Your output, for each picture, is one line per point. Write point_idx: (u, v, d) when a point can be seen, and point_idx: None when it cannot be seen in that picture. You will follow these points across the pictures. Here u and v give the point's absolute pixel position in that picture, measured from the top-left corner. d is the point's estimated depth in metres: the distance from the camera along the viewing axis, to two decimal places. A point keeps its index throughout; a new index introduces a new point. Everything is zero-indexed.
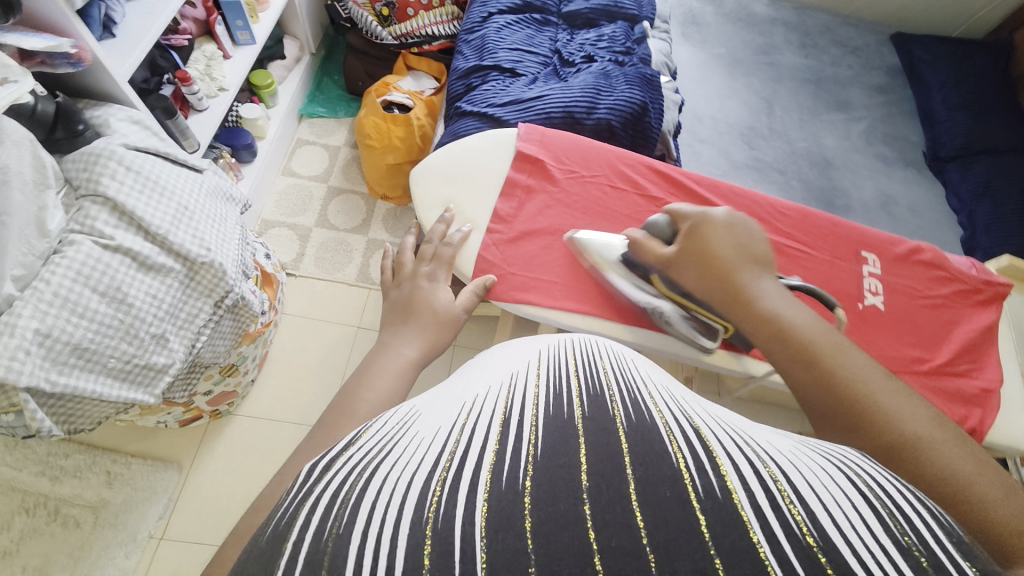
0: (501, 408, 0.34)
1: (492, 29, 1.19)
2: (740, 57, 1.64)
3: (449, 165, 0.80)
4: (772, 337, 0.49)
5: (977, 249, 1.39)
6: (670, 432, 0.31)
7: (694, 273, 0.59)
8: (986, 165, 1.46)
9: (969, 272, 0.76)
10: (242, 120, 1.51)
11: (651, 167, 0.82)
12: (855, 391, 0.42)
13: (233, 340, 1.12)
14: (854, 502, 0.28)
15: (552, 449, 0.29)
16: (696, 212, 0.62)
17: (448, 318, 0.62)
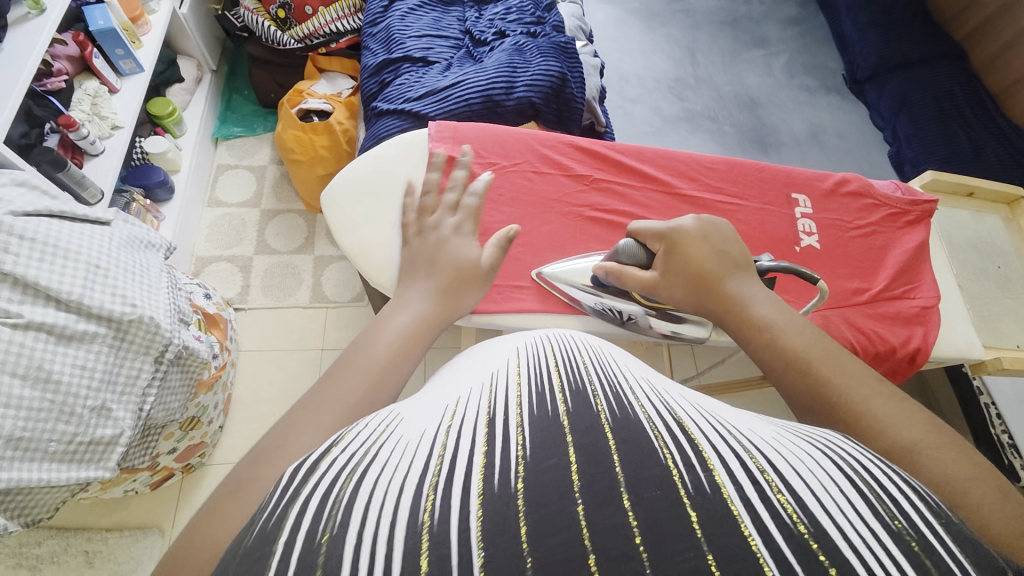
0: (486, 404, 0.29)
1: (395, 18, 1.12)
2: (656, 9, 1.62)
3: (355, 181, 0.72)
4: (758, 346, 0.47)
5: (905, 163, 1.45)
6: (655, 426, 0.26)
7: (680, 286, 0.56)
8: (901, 80, 1.51)
9: (895, 196, 0.81)
10: (150, 156, 1.39)
11: (574, 145, 0.80)
12: (837, 395, 0.39)
13: (187, 393, 1.06)
14: (837, 480, 0.25)
15: (542, 450, 0.24)
16: (665, 229, 0.61)
17: (475, 267, 0.60)
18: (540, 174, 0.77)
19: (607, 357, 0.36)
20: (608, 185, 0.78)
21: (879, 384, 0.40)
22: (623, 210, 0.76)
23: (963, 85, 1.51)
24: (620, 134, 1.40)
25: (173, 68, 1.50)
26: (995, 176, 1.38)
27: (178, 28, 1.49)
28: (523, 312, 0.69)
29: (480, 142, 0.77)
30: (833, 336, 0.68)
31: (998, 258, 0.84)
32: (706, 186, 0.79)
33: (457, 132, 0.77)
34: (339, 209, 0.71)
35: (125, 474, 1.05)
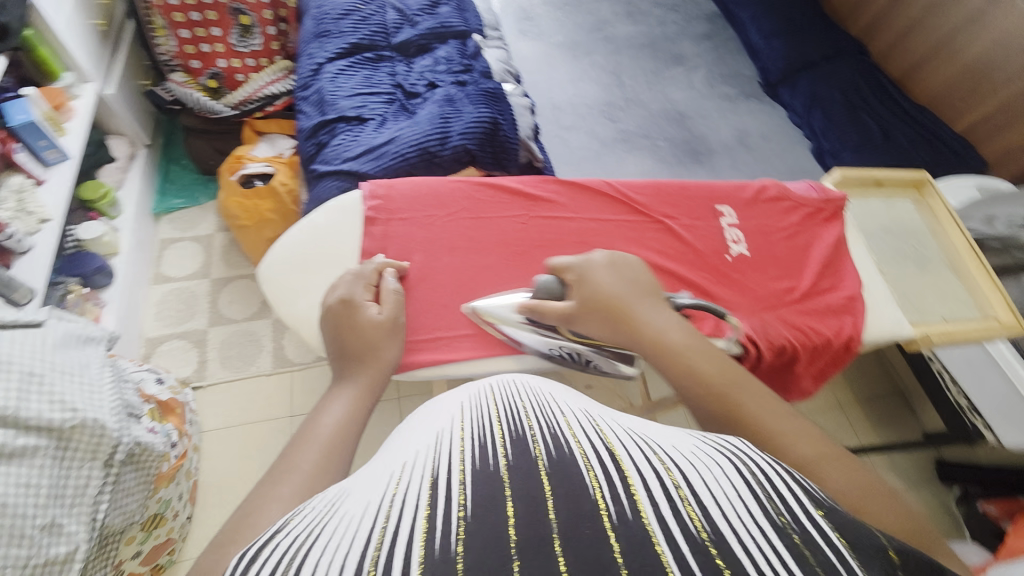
0: (431, 465, 0.34)
1: (326, 79, 1.13)
2: (578, 40, 1.69)
3: (291, 252, 0.71)
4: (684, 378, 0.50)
5: (826, 155, 1.55)
6: (589, 461, 0.33)
7: (605, 331, 0.57)
8: (808, 80, 1.65)
9: (810, 196, 0.83)
10: (85, 243, 1.33)
11: (503, 189, 0.78)
12: (761, 419, 0.44)
13: (145, 490, 0.99)
14: (740, 491, 0.31)
15: (484, 507, 0.29)
16: (578, 262, 0.62)
17: (376, 333, 0.57)
18: (482, 219, 0.75)
19: (541, 395, 0.43)
20: (551, 219, 0.76)
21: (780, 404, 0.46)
22: (573, 241, 0.74)
23: (868, 77, 1.66)
24: (562, 159, 1.43)
25: (103, 149, 1.45)
26: (908, 155, 1.49)
27: (104, 110, 1.44)
28: (474, 360, 0.67)
29: (413, 203, 0.75)
30: (771, 339, 0.68)
31: (913, 238, 0.84)
32: (641, 211, 0.77)
33: (391, 193, 0.75)
34: (279, 285, 0.70)
35: None
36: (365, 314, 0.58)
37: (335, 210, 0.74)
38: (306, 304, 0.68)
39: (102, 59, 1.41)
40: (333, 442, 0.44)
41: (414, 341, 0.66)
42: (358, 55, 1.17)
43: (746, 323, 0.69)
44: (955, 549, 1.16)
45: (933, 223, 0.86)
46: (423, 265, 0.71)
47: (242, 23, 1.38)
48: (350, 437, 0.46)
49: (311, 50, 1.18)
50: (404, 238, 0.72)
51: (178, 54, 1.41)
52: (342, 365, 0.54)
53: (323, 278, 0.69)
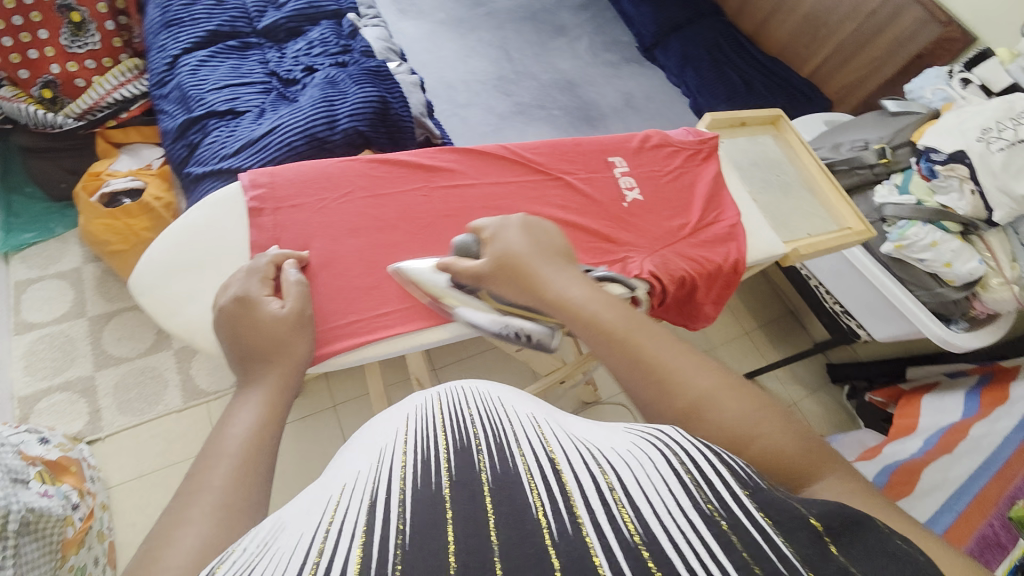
0: (371, 489, 0.31)
1: (186, 73, 1.02)
2: (461, 17, 1.67)
3: (169, 257, 0.63)
4: (587, 328, 0.49)
5: (703, 109, 1.70)
6: (530, 474, 0.32)
7: (512, 287, 0.56)
8: (678, 42, 1.78)
9: (688, 139, 0.90)
10: None
11: (397, 163, 0.75)
12: (661, 363, 0.44)
13: (53, 560, 0.86)
14: (669, 479, 0.31)
15: (423, 535, 0.27)
16: (494, 223, 0.61)
17: (282, 330, 0.54)
18: (382, 197, 0.72)
19: (488, 394, 0.40)
20: (453, 189, 0.75)
21: (680, 344, 0.47)
22: (477, 208, 0.74)
23: (727, 36, 1.83)
24: (463, 138, 1.41)
25: None
26: (768, 102, 1.68)
27: None
28: (393, 337, 0.65)
29: (304, 189, 0.69)
30: (671, 271, 0.74)
31: (777, 168, 0.95)
32: (541, 170, 0.79)
33: (277, 181, 0.69)
34: (163, 295, 0.62)
35: None
36: (265, 310, 0.54)
37: (214, 206, 0.67)
38: (195, 311, 0.62)
39: None
40: (246, 454, 0.41)
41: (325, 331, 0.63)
42: (220, 45, 1.07)
43: (647, 260, 0.73)
44: (855, 437, 1.37)
45: (791, 152, 0.98)
46: (324, 252, 0.67)
47: (72, 20, 1.19)
48: (266, 445, 0.43)
49: (162, 42, 1.05)
50: (299, 227, 0.67)
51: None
52: (248, 367, 0.50)
53: (214, 282, 0.63)
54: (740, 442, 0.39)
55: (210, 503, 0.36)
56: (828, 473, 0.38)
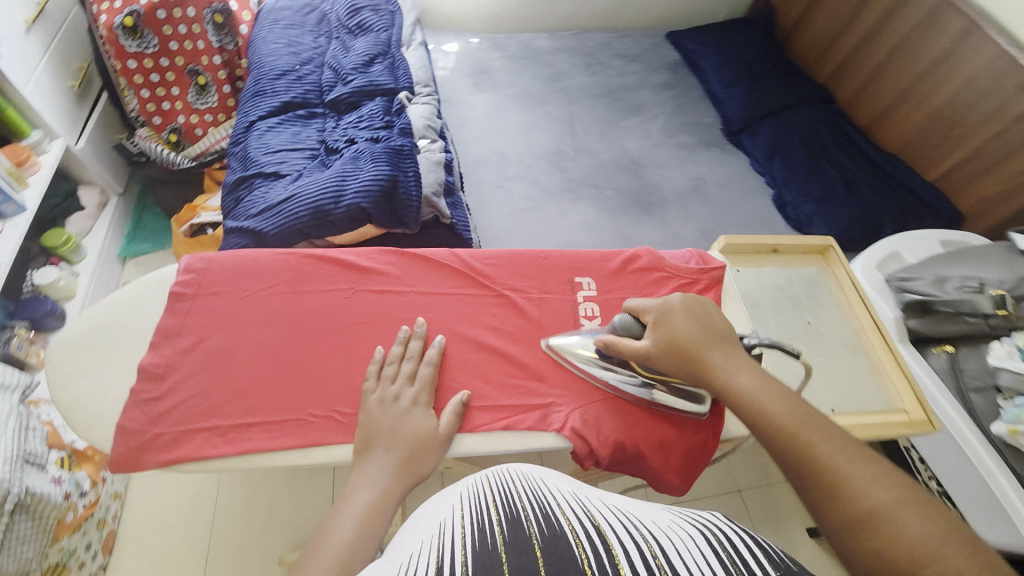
0: (436, 542, 0.37)
1: (254, 136, 1.16)
2: (533, 92, 1.69)
3: (77, 332, 0.59)
4: (756, 419, 0.53)
5: (787, 205, 1.48)
6: (575, 535, 0.35)
7: (680, 366, 0.58)
8: (769, 129, 1.60)
9: (686, 266, 0.73)
10: (41, 288, 1.37)
11: (327, 258, 0.68)
12: (829, 467, 0.47)
13: (43, 539, 0.95)
14: (708, 558, 0.33)
15: (486, 572, 0.32)
16: (654, 304, 0.62)
17: (425, 438, 0.56)
18: (301, 294, 0.64)
19: (537, 484, 0.47)
20: (381, 294, 0.66)
21: (857, 448, 0.49)
22: (397, 319, 0.65)
23: (831, 125, 1.61)
24: (503, 212, 1.38)
25: (70, 200, 1.52)
26: (872, 209, 1.40)
27: (74, 161, 1.51)
28: (248, 456, 0.55)
29: (232, 277, 0.64)
30: (606, 435, 0.61)
31: (807, 313, 0.87)
32: (485, 284, 0.70)
33: (210, 266, 0.64)
34: (62, 368, 0.58)
35: None
36: (425, 419, 0.57)
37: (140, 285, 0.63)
38: (83, 387, 0.57)
39: (76, 116, 1.49)
40: (340, 560, 0.44)
41: (180, 435, 0.55)
42: (290, 113, 1.22)
43: (576, 414, 0.61)
44: None
45: (843, 300, 0.89)
46: (219, 344, 0.60)
47: (198, 82, 1.46)
48: (362, 550, 0.46)
49: (247, 109, 1.23)
50: (208, 316, 0.61)
51: (141, 112, 1.47)
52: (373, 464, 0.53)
53: (110, 359, 0.59)
54: (918, 565, 0.40)
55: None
56: None
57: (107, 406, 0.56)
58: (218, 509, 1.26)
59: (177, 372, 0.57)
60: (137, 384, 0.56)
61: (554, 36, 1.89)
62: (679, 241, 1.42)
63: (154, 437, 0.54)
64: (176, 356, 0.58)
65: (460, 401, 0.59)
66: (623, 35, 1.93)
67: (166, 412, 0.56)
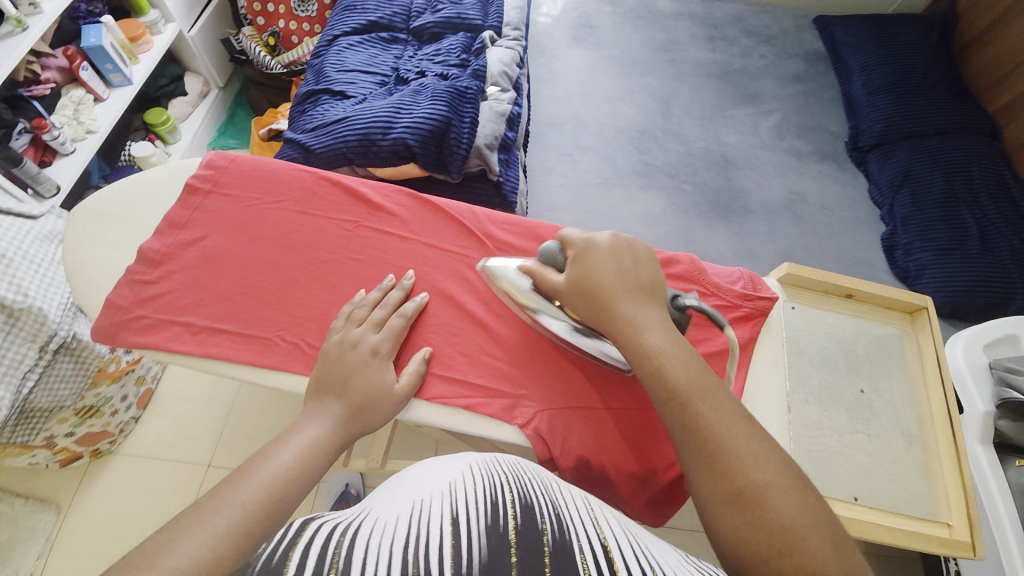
0: (450, 502, 0.36)
1: (333, 52, 1.15)
2: (637, 58, 1.53)
3: (101, 202, 0.62)
4: (652, 377, 0.47)
5: (898, 247, 1.24)
6: (582, 547, 0.34)
7: (587, 311, 0.52)
8: (908, 152, 1.33)
9: (728, 287, 0.60)
10: (135, 159, 1.49)
11: (339, 184, 0.65)
12: (719, 441, 0.43)
13: (81, 382, 1.09)
14: None
15: (495, 562, 0.31)
16: (582, 237, 0.54)
17: (379, 393, 0.53)
18: (307, 216, 0.63)
19: (548, 475, 0.46)
20: (384, 236, 0.63)
21: (746, 419, 0.45)
22: (391, 266, 0.62)
23: (990, 165, 1.31)
24: (562, 183, 1.29)
25: (176, 83, 1.63)
26: (1004, 277, 1.16)
27: (185, 47, 1.61)
28: (212, 360, 0.55)
29: (246, 182, 0.64)
30: (568, 445, 0.54)
31: (866, 381, 0.77)
32: (492, 251, 0.64)
33: (230, 166, 0.64)
34: (80, 232, 0.61)
35: (15, 447, 1.09)
36: (387, 375, 0.54)
37: (167, 171, 0.65)
38: (90, 254, 0.60)
39: (193, 5, 1.59)
40: (275, 490, 0.45)
41: (159, 322, 0.56)
42: (373, 34, 1.19)
43: (544, 416, 0.55)
44: None
45: (918, 376, 0.78)
46: (216, 245, 0.60)
47: None
48: (302, 482, 0.47)
49: (334, 22, 1.21)
50: (214, 215, 0.61)
51: (249, 10, 1.54)
52: (322, 402, 0.52)
53: (123, 234, 0.61)
54: (787, 548, 0.39)
55: (228, 523, 0.41)
56: None
57: (104, 277, 0.59)
58: (238, 398, 1.38)
59: (171, 263, 0.58)
60: (136, 265, 0.58)
61: None
62: (751, 258, 1.25)
63: (134, 317, 0.55)
64: (176, 247, 0.59)
65: (423, 359, 0.56)
66: (762, 10, 1.66)
67: (154, 297, 0.57)
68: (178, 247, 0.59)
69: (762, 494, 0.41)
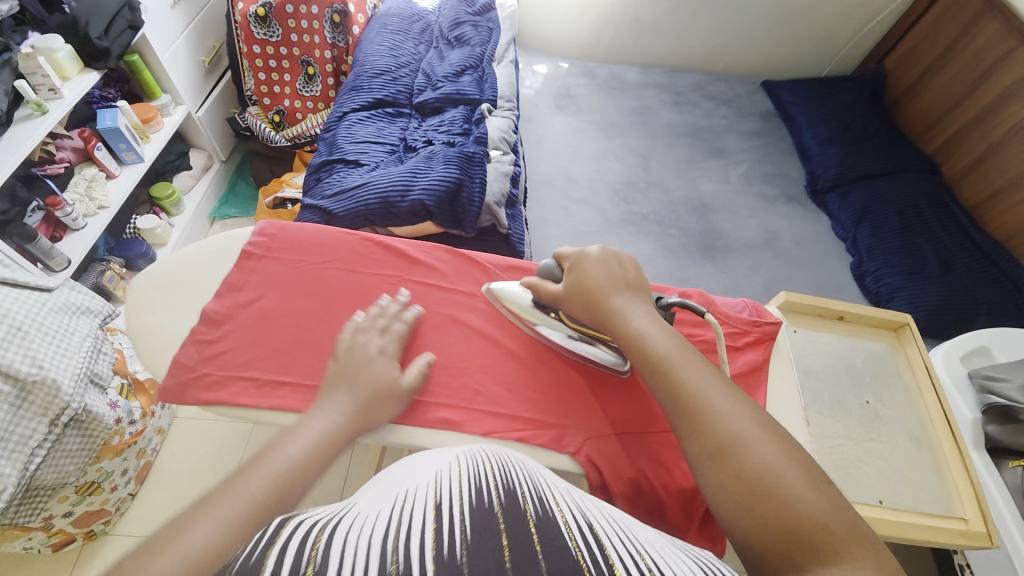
0: (438, 491, 0.40)
1: (344, 126, 1.26)
2: (614, 121, 1.70)
3: (157, 272, 0.66)
4: (639, 356, 0.58)
5: (867, 275, 1.36)
6: (563, 525, 0.38)
7: (586, 310, 0.63)
8: (861, 192, 1.49)
9: (736, 315, 0.68)
10: (140, 232, 1.54)
11: (380, 243, 0.72)
12: (698, 402, 0.53)
13: (87, 457, 1.07)
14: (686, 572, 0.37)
15: (480, 533, 0.35)
16: (574, 252, 0.67)
17: (386, 388, 0.57)
18: (354, 273, 0.69)
19: (527, 471, 0.49)
20: (427, 288, 0.70)
21: (723, 384, 0.55)
22: (436, 314, 0.68)
23: (934, 200, 1.48)
24: (560, 233, 1.39)
25: (182, 158, 1.70)
26: (966, 295, 1.28)
27: (192, 126, 1.70)
28: (276, 413, 0.58)
29: (295, 245, 0.70)
30: (620, 468, 0.59)
31: (870, 394, 0.83)
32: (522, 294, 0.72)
33: (279, 233, 0.71)
34: (141, 298, 0.65)
35: (10, 531, 1.04)
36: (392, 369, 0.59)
37: (219, 241, 0.71)
38: (150, 319, 0.63)
39: (201, 88, 1.69)
40: (282, 478, 0.46)
41: (222, 378, 0.59)
42: (380, 110, 1.30)
43: (595, 443, 0.60)
44: None
45: (914, 386, 0.85)
46: (273, 304, 0.65)
47: (307, 72, 1.59)
48: (310, 473, 0.49)
49: (343, 100, 1.33)
50: (268, 276, 0.67)
51: (255, 91, 1.64)
52: (324, 399, 0.55)
53: (180, 297, 0.65)
54: (761, 487, 0.47)
55: (237, 511, 0.42)
56: (852, 547, 0.43)
57: (161, 340, 0.61)
58: None
59: (231, 322, 0.62)
60: (198, 326, 0.62)
61: (645, 70, 1.90)
62: (739, 293, 1.35)
63: (200, 375, 0.59)
64: (235, 307, 0.64)
65: (427, 361, 0.62)
66: (717, 78, 1.90)
67: (216, 355, 0.60)
68: (238, 307, 0.64)
69: (739, 443, 0.50)
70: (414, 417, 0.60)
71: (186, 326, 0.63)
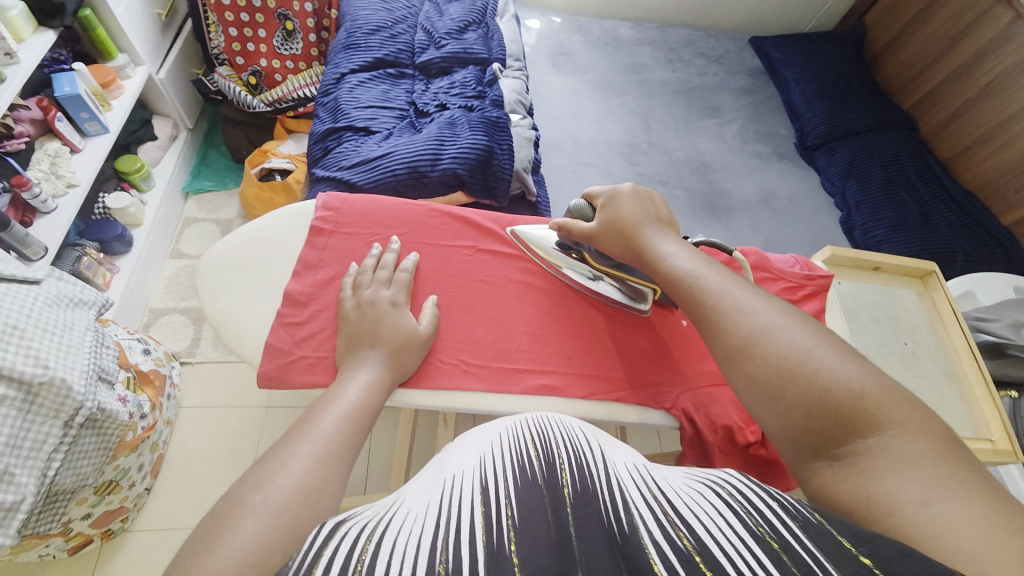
0: (478, 478, 0.37)
1: (344, 89, 1.16)
2: (611, 80, 1.67)
3: (230, 254, 0.69)
4: (663, 273, 0.59)
5: (856, 228, 1.46)
6: (607, 493, 0.37)
7: (614, 241, 0.64)
8: (848, 148, 1.57)
9: (790, 270, 0.72)
10: (111, 211, 1.40)
11: (448, 215, 0.74)
12: (721, 306, 0.53)
13: (103, 455, 1.01)
14: (720, 508, 0.35)
15: (529, 509, 0.34)
16: (606, 189, 0.67)
17: (411, 338, 0.60)
18: (428, 247, 0.72)
19: (573, 425, 0.48)
20: (498, 256, 0.74)
21: (745, 288, 0.55)
22: (512, 281, 0.72)
23: (915, 154, 1.59)
24: (572, 197, 1.38)
25: (145, 127, 1.54)
26: (945, 243, 1.40)
27: (154, 90, 1.52)
28: None
29: (364, 221, 0.71)
30: (713, 419, 0.65)
31: (906, 335, 0.90)
32: None
33: (344, 207, 0.72)
34: (211, 283, 0.67)
35: (29, 540, 0.99)
36: (407, 319, 0.61)
37: (284, 219, 0.72)
38: (229, 303, 0.66)
39: (160, 46, 1.51)
40: (352, 420, 0.49)
41: (319, 359, 0.62)
42: (381, 71, 1.22)
43: (684, 394, 0.67)
44: None
45: (938, 324, 0.93)
46: None
47: (286, 27, 1.45)
48: (370, 411, 0.52)
49: (338, 60, 1.23)
50: (342, 253, 0.69)
51: (225, 49, 1.49)
52: (349, 355, 0.57)
53: (255, 282, 0.67)
54: (791, 374, 0.46)
55: (317, 449, 0.44)
56: (906, 421, 0.41)
57: None
58: (262, 451, 1.32)
59: (316, 302, 0.65)
60: (284, 308, 0.64)
61: (636, 25, 1.85)
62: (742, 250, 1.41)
63: (298, 358, 0.62)
64: (316, 288, 0.66)
65: (433, 304, 0.65)
66: (707, 34, 1.89)
67: (307, 337, 0.63)
68: (320, 287, 0.66)
69: (764, 337, 0.49)
70: (517, 382, 0.65)
71: (271, 309, 0.66)
